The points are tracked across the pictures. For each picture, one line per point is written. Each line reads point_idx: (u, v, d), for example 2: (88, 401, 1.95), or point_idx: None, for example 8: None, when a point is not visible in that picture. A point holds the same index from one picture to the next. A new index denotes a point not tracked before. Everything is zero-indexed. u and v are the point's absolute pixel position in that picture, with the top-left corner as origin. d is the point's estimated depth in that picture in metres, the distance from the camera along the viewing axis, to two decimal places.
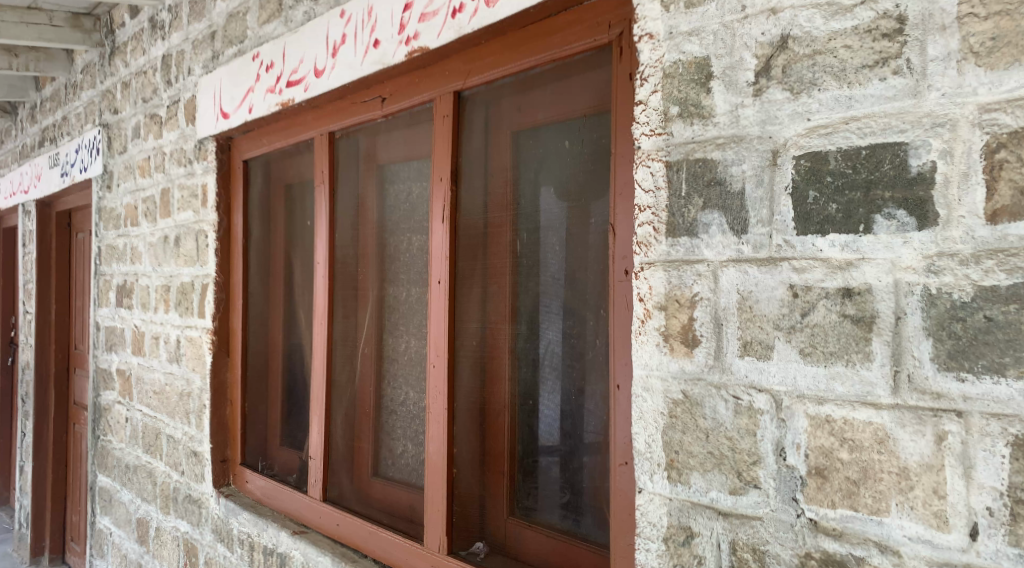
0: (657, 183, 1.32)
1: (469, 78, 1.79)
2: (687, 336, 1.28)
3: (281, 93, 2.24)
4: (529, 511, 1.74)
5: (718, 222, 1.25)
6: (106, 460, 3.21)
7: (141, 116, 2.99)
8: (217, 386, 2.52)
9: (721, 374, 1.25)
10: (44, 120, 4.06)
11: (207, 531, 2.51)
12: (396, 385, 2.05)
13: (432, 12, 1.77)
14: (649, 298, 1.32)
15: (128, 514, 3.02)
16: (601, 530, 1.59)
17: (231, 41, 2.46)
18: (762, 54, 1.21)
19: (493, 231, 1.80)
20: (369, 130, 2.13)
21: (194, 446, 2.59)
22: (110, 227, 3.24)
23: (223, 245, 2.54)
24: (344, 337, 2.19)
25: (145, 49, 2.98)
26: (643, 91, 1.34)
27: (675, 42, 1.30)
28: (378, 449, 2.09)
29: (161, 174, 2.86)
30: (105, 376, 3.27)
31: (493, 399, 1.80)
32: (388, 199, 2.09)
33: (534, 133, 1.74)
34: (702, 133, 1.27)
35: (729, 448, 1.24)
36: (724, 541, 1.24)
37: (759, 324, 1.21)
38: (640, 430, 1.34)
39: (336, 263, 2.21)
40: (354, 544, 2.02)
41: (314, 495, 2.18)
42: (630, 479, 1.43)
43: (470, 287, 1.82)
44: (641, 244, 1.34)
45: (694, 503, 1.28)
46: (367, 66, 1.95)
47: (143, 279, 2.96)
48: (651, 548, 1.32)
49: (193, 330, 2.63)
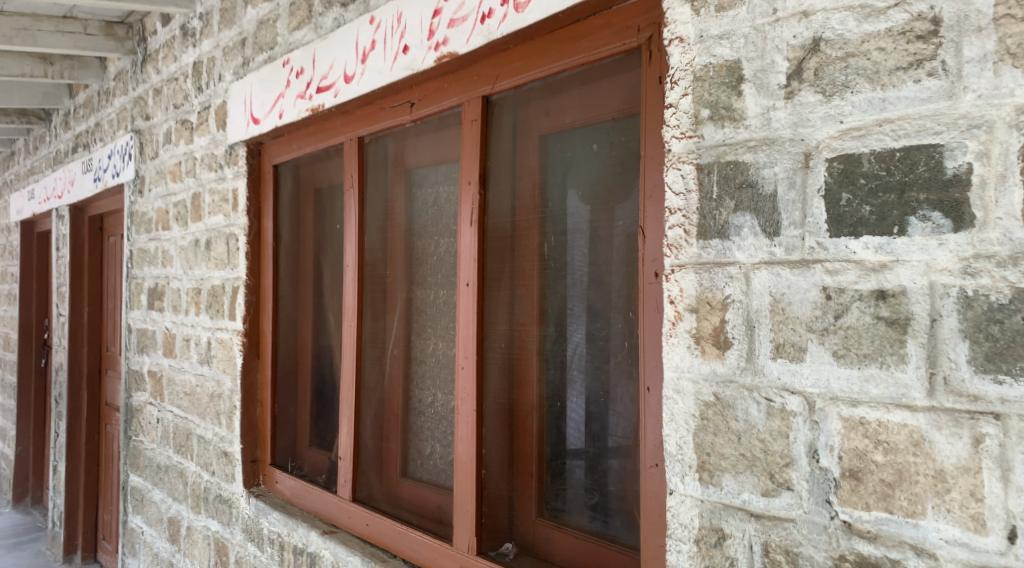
0: (688, 185, 1.32)
1: (497, 83, 1.81)
2: (718, 338, 1.28)
3: (311, 98, 2.27)
4: (558, 512, 1.74)
5: (750, 224, 1.25)
6: (138, 460, 3.26)
7: (173, 121, 3.04)
8: (247, 387, 2.55)
9: (753, 376, 1.25)
10: (77, 127, 4.14)
11: (238, 531, 2.54)
12: (424, 386, 2.06)
13: (461, 17, 1.79)
14: (680, 301, 1.32)
15: (159, 513, 3.06)
16: (630, 532, 1.59)
17: (261, 47, 2.49)
18: (794, 57, 1.21)
19: (521, 234, 1.81)
20: (398, 134, 2.15)
21: (225, 447, 2.63)
22: (142, 231, 3.30)
23: (254, 248, 2.58)
24: (373, 339, 2.22)
25: (176, 56, 3.02)
26: (673, 94, 1.35)
27: (705, 45, 1.30)
28: (406, 450, 2.11)
29: (192, 179, 2.91)
30: (137, 377, 3.32)
31: (522, 401, 1.80)
32: (416, 202, 2.11)
33: (562, 137, 1.75)
34: (733, 136, 1.27)
35: (762, 450, 1.24)
36: (757, 543, 1.24)
37: (792, 326, 1.21)
38: (672, 432, 1.34)
39: (366, 265, 2.23)
40: (384, 544, 2.04)
41: (344, 496, 2.21)
42: (660, 481, 1.43)
43: (499, 290, 1.83)
44: (671, 247, 1.34)
45: (726, 504, 1.27)
46: (396, 71, 1.97)
47: (174, 282, 3.00)
48: (682, 550, 1.32)
49: (223, 331, 2.66)
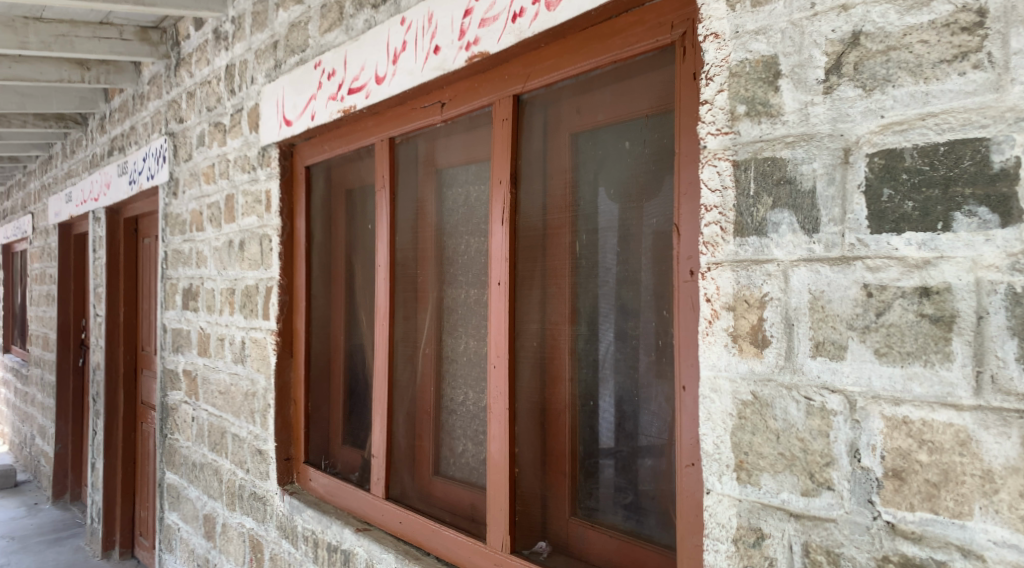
0: (724, 182, 1.31)
1: (528, 82, 1.80)
2: (756, 337, 1.27)
3: (343, 100, 2.29)
4: (591, 511, 1.73)
5: (788, 221, 1.24)
6: (174, 457, 3.31)
7: (206, 124, 3.08)
8: (281, 386, 2.58)
9: (792, 375, 1.24)
10: (112, 131, 4.21)
11: (272, 527, 2.56)
12: (455, 385, 2.06)
13: (492, 16, 1.79)
14: (717, 299, 1.31)
15: (195, 510, 3.10)
16: (665, 531, 1.58)
17: (293, 49, 2.51)
18: (833, 51, 1.20)
19: (553, 232, 1.80)
20: (428, 134, 2.15)
21: (259, 445, 2.65)
22: (176, 233, 3.34)
23: (287, 248, 2.60)
24: (405, 338, 2.22)
25: (209, 60, 3.06)
26: (708, 91, 1.34)
27: (741, 41, 1.29)
28: (438, 448, 2.11)
29: (225, 181, 2.94)
30: (172, 376, 3.37)
31: (554, 400, 1.80)
32: (447, 202, 2.11)
33: (593, 135, 1.74)
34: (771, 132, 1.26)
35: (802, 449, 1.22)
36: (797, 543, 1.23)
37: (832, 324, 1.20)
38: (709, 431, 1.33)
39: (397, 265, 2.24)
40: (417, 542, 2.05)
41: (377, 493, 2.22)
42: (696, 480, 1.42)
43: (531, 289, 1.83)
44: (708, 244, 1.33)
45: (765, 504, 1.26)
46: (427, 72, 1.98)
47: (208, 282, 3.04)
48: (721, 549, 1.31)
49: (257, 331, 2.69)
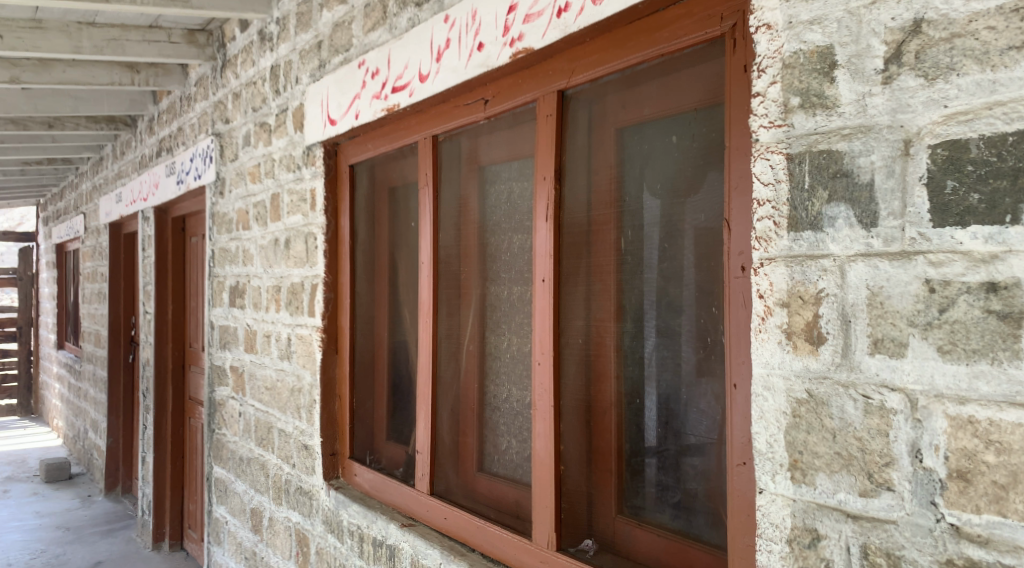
0: (777, 175, 1.29)
1: (573, 77, 1.79)
2: (811, 334, 1.25)
3: (386, 98, 2.30)
4: (638, 510, 1.71)
5: (845, 215, 1.21)
6: (221, 452, 3.36)
7: (252, 124, 3.12)
8: (326, 382, 2.61)
9: (849, 373, 1.21)
10: (160, 132, 4.29)
11: (319, 522, 2.58)
12: (499, 382, 2.06)
13: (537, 12, 1.78)
14: (770, 295, 1.30)
15: (242, 504, 3.14)
16: (715, 531, 1.55)
17: (338, 49, 2.53)
18: (893, 40, 1.16)
19: (597, 228, 1.78)
20: (472, 131, 2.15)
21: (305, 440, 2.68)
22: (223, 231, 3.39)
23: (331, 246, 2.63)
24: (448, 334, 2.23)
25: (255, 61, 3.10)
26: (761, 83, 1.32)
27: (795, 31, 1.27)
28: (482, 445, 2.11)
29: (271, 180, 2.97)
30: (220, 372, 3.42)
31: (600, 398, 1.78)
32: (489, 199, 2.10)
33: (639, 130, 1.71)
34: (826, 124, 1.23)
35: (859, 449, 1.19)
36: (855, 545, 1.20)
37: (892, 320, 1.17)
38: (762, 430, 1.31)
39: (440, 262, 2.25)
40: (462, 538, 2.06)
41: (421, 489, 2.24)
42: (748, 480, 1.40)
43: (576, 286, 1.82)
44: (761, 240, 1.31)
45: (821, 504, 1.24)
46: (471, 69, 1.98)
47: (255, 280, 3.08)
48: (774, 550, 1.29)
49: (304, 327, 2.72)
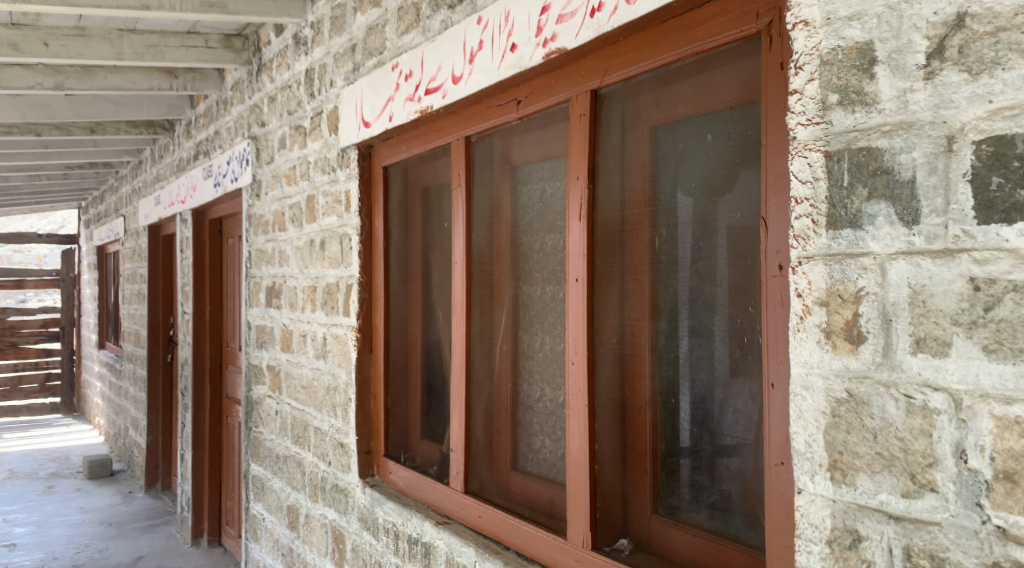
0: (815, 173, 1.28)
1: (607, 76, 1.79)
2: (851, 333, 1.24)
3: (420, 100, 2.31)
4: (673, 510, 1.70)
5: (886, 212, 1.20)
6: (258, 450, 3.40)
7: (287, 127, 3.16)
8: (361, 381, 2.64)
9: (890, 372, 1.19)
10: (198, 136, 4.36)
11: (354, 519, 2.61)
12: (532, 381, 2.06)
13: (570, 12, 1.78)
14: (809, 294, 1.29)
15: (279, 501, 3.18)
16: (753, 531, 1.54)
17: (371, 52, 2.55)
18: (935, 35, 1.15)
19: (631, 228, 1.78)
20: (505, 132, 2.15)
21: (341, 438, 2.71)
22: (259, 233, 3.44)
23: (366, 247, 2.65)
24: (481, 334, 2.23)
25: (290, 65, 3.13)
26: (798, 80, 1.31)
27: (833, 28, 1.26)
28: (516, 444, 2.11)
29: (306, 182, 3.00)
30: (256, 371, 3.47)
31: (634, 398, 1.77)
32: (522, 199, 2.10)
33: (673, 128, 1.70)
34: (865, 121, 1.22)
35: (901, 449, 1.18)
36: (897, 546, 1.18)
37: (934, 318, 1.15)
38: (800, 430, 1.30)
39: (474, 262, 2.26)
40: (497, 537, 2.07)
41: (456, 487, 2.25)
42: (786, 480, 1.39)
43: (610, 286, 1.81)
44: (799, 238, 1.30)
45: (862, 505, 1.22)
46: (504, 70, 1.98)
47: (291, 280, 3.12)
48: (814, 550, 1.28)
49: (339, 327, 2.75)
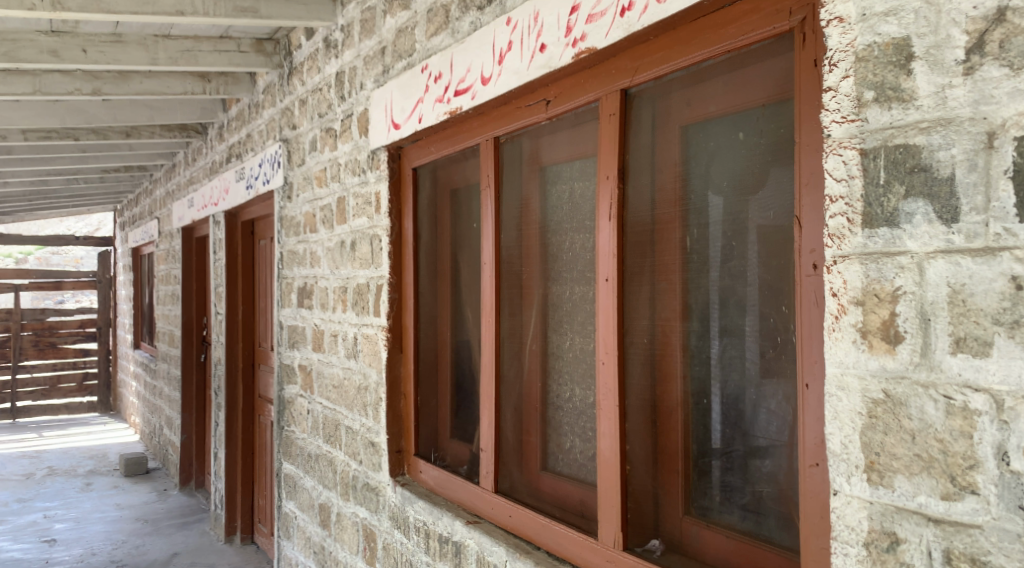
0: (851, 171, 1.26)
1: (637, 75, 1.78)
2: (888, 332, 1.22)
3: (449, 102, 2.32)
4: (705, 511, 1.69)
5: (924, 210, 1.18)
6: (291, 448, 3.43)
7: (318, 130, 3.18)
8: (392, 380, 2.65)
9: (928, 373, 1.18)
10: (230, 139, 4.41)
11: (385, 518, 2.62)
12: (562, 381, 2.06)
13: (600, 12, 1.78)
14: (845, 293, 1.27)
15: (311, 499, 3.21)
16: (787, 533, 1.52)
17: (401, 55, 2.56)
18: (975, 29, 1.13)
19: (661, 228, 1.77)
20: (534, 132, 2.15)
21: (371, 437, 2.73)
22: (291, 235, 3.47)
23: (396, 248, 2.66)
24: (511, 333, 2.24)
25: (320, 68, 3.16)
26: (832, 78, 1.29)
27: (869, 24, 1.24)
28: (546, 444, 2.11)
29: (337, 184, 3.03)
30: (288, 371, 3.50)
31: (665, 398, 1.76)
32: (551, 199, 2.10)
33: (704, 127, 1.69)
34: (902, 117, 1.20)
35: (941, 450, 1.16)
36: (937, 549, 1.16)
37: (975, 318, 1.13)
38: (836, 431, 1.28)
39: (503, 262, 2.26)
40: (527, 536, 2.07)
41: (486, 486, 2.26)
42: (821, 481, 1.37)
43: (640, 285, 1.81)
44: (834, 237, 1.29)
45: (900, 507, 1.21)
46: (534, 70, 1.98)
47: (322, 281, 3.14)
48: (850, 553, 1.27)
49: (369, 327, 2.76)
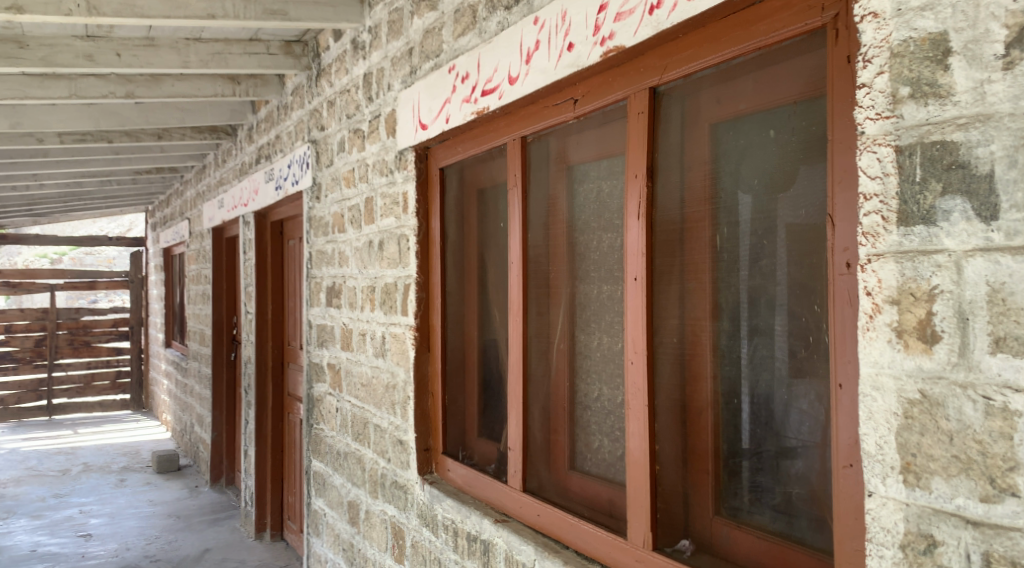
0: (885, 168, 1.24)
1: (666, 73, 1.77)
2: (925, 332, 1.20)
3: (476, 102, 2.32)
4: (736, 511, 1.67)
5: (962, 207, 1.16)
6: (320, 446, 3.46)
7: (346, 131, 3.20)
8: (419, 379, 2.66)
9: (967, 373, 1.16)
10: (259, 140, 4.45)
11: (413, 516, 2.64)
12: (590, 381, 2.05)
13: (628, 10, 1.77)
14: (879, 292, 1.25)
15: (340, 496, 3.23)
16: (819, 534, 1.50)
17: (428, 56, 2.57)
18: (1014, 24, 1.11)
19: (691, 227, 1.76)
20: (561, 131, 2.14)
21: (400, 435, 2.74)
22: (320, 235, 3.49)
23: (423, 248, 2.67)
24: (538, 333, 2.23)
25: (348, 69, 3.18)
26: (866, 74, 1.27)
27: (904, 19, 1.22)
28: (574, 443, 2.10)
29: (365, 184, 3.04)
30: (317, 369, 3.52)
31: (695, 398, 1.75)
32: (578, 198, 2.10)
33: (734, 125, 1.67)
34: (939, 114, 1.18)
35: (980, 452, 1.14)
36: (976, 552, 1.15)
37: (1015, 318, 1.11)
38: (871, 431, 1.27)
39: (530, 262, 2.26)
40: (556, 535, 2.06)
41: (514, 485, 2.26)
42: (855, 482, 1.36)
43: (670, 284, 1.80)
44: (868, 235, 1.27)
45: (937, 509, 1.19)
46: (562, 69, 1.98)
47: (350, 280, 3.16)
48: (886, 555, 1.25)
49: (397, 326, 2.78)
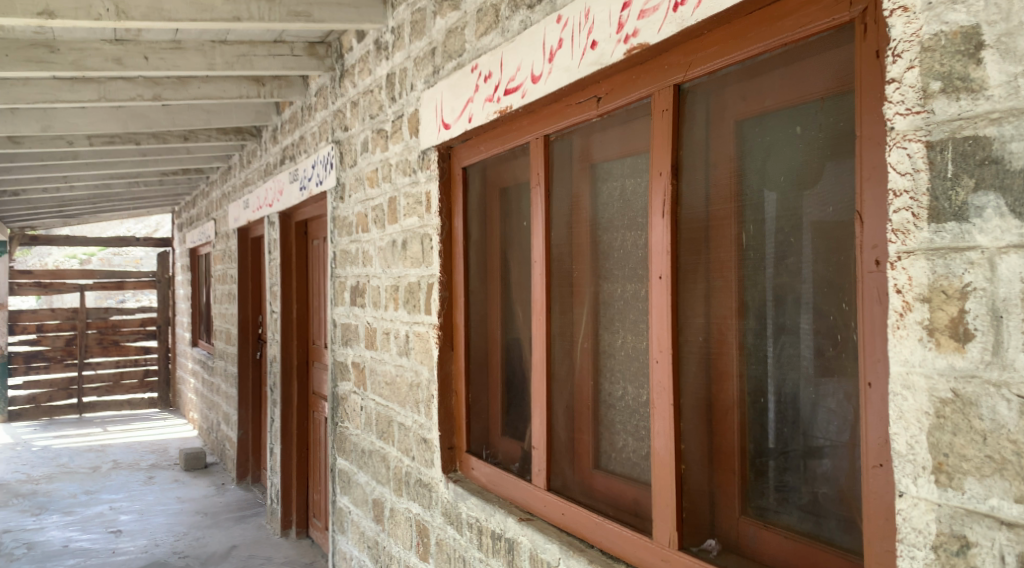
0: (915, 165, 1.23)
1: (691, 70, 1.75)
2: (957, 331, 1.18)
3: (499, 101, 2.31)
4: (763, 511, 1.66)
5: (995, 204, 1.15)
6: (344, 444, 3.48)
7: (369, 131, 3.22)
8: (443, 378, 2.66)
9: (1000, 372, 1.14)
10: (283, 141, 4.48)
11: (438, 514, 2.64)
12: (614, 379, 2.04)
13: (652, 7, 1.76)
14: (909, 290, 1.24)
15: (365, 494, 3.25)
16: (848, 535, 1.49)
17: (451, 55, 2.57)
18: None
19: (716, 224, 1.75)
20: (584, 130, 2.14)
21: (424, 434, 2.75)
22: (343, 234, 3.51)
23: (446, 247, 2.67)
24: (562, 332, 2.23)
25: (371, 70, 3.19)
26: (896, 68, 1.26)
27: (935, 12, 1.20)
28: (599, 443, 2.10)
29: (388, 184, 3.05)
30: (342, 368, 3.55)
31: (720, 397, 1.74)
32: (602, 197, 2.09)
33: (760, 121, 1.66)
34: (972, 108, 1.17)
35: (1014, 451, 1.13)
36: (1010, 553, 1.13)
37: None
38: (901, 431, 1.25)
39: (554, 260, 2.26)
40: (580, 535, 2.06)
41: (538, 484, 2.26)
42: (885, 482, 1.34)
43: (694, 283, 1.78)
44: (898, 232, 1.25)
45: (971, 510, 1.17)
46: (585, 67, 1.97)
47: (374, 280, 3.17)
48: (917, 556, 1.23)
49: (421, 325, 2.79)
